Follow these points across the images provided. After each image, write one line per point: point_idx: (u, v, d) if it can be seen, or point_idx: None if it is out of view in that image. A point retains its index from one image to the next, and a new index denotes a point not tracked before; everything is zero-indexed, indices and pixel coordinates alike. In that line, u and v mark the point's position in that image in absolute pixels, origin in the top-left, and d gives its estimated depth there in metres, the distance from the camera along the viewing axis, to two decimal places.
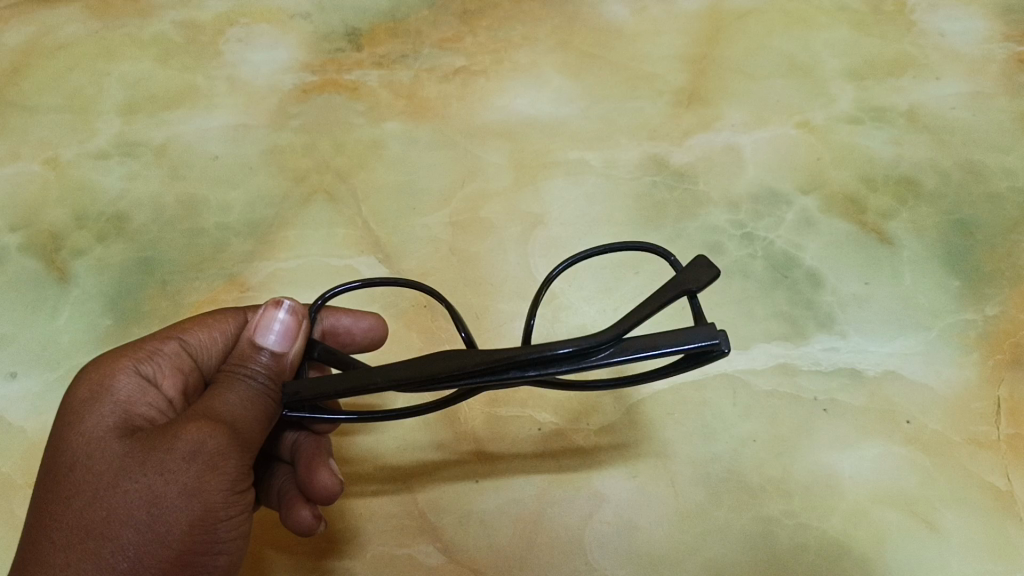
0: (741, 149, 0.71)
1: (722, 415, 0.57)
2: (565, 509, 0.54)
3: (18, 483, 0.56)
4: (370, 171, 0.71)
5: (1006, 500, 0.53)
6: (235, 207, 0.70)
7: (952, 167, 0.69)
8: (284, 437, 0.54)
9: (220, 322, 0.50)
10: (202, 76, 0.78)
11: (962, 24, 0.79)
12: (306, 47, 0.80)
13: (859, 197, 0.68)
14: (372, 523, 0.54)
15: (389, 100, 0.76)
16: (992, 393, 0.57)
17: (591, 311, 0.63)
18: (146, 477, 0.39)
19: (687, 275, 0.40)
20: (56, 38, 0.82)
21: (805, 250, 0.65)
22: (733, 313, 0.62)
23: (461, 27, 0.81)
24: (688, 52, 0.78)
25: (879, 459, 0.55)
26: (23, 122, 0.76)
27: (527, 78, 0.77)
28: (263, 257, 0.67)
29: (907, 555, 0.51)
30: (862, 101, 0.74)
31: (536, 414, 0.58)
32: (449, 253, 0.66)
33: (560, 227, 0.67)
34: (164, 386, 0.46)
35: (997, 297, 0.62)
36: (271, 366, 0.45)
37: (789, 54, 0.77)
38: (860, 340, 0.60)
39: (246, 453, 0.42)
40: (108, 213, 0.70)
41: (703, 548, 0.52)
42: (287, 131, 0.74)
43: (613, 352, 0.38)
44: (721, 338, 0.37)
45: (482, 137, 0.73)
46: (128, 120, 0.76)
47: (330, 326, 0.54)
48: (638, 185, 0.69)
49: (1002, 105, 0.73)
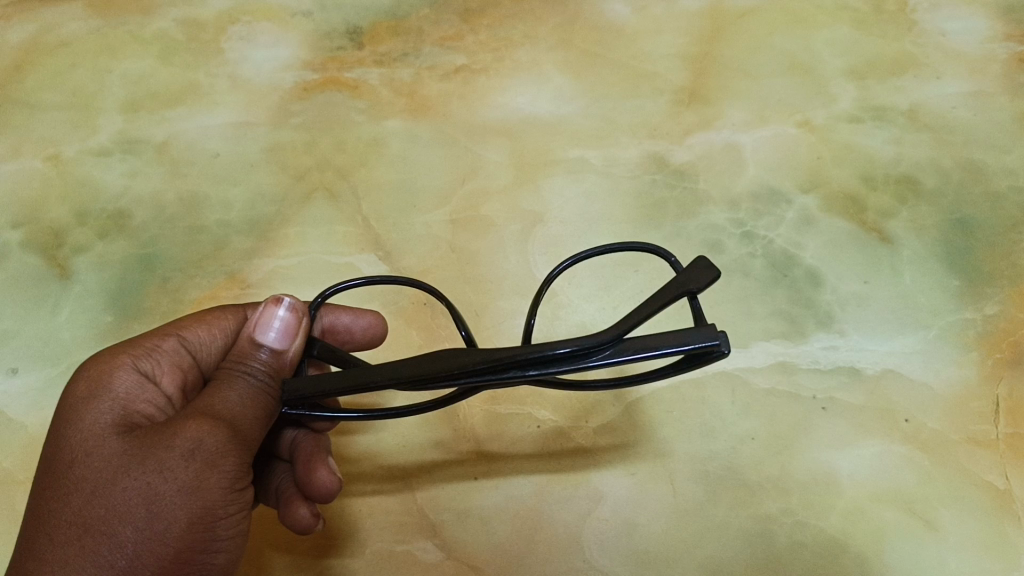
0: (741, 148, 0.71)
1: (721, 414, 0.57)
2: (563, 507, 0.54)
3: (18, 478, 0.56)
4: (371, 169, 0.71)
5: (1004, 499, 0.53)
6: (236, 204, 0.70)
7: (953, 167, 0.69)
8: (283, 436, 0.55)
9: (220, 319, 0.50)
10: (203, 74, 0.79)
11: (962, 24, 0.79)
12: (306, 45, 0.80)
13: (859, 196, 0.68)
14: (371, 519, 0.54)
15: (389, 98, 0.76)
16: (991, 393, 0.57)
17: (590, 309, 0.63)
18: (145, 475, 0.39)
19: (687, 276, 0.40)
20: (57, 35, 0.82)
21: (805, 249, 0.65)
22: (732, 312, 0.62)
23: (461, 26, 0.81)
24: (688, 51, 0.78)
25: (878, 457, 0.55)
26: (24, 119, 0.76)
27: (527, 77, 0.77)
28: (263, 255, 0.67)
29: (905, 554, 0.51)
30: (863, 100, 0.74)
31: (535, 412, 0.58)
32: (449, 251, 0.66)
33: (560, 225, 0.67)
34: (163, 382, 0.46)
35: (997, 297, 0.62)
36: (271, 363, 0.45)
37: (790, 54, 0.77)
38: (859, 339, 0.60)
39: (246, 451, 0.42)
40: (109, 210, 0.70)
41: (702, 546, 0.52)
42: (288, 129, 0.74)
43: (613, 352, 0.38)
44: (721, 339, 0.37)
45: (482, 136, 0.73)
46: (129, 117, 0.76)
47: (330, 324, 0.54)
48: (639, 183, 0.69)
49: (1002, 104, 0.73)
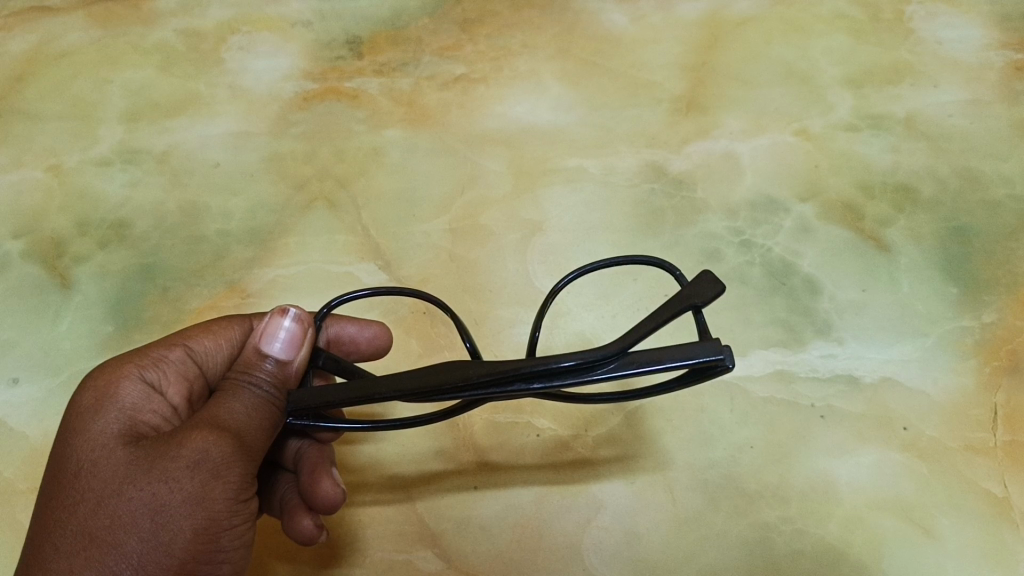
0: (739, 157, 0.71)
1: (720, 422, 0.57)
2: (563, 516, 0.54)
3: (20, 488, 0.57)
4: (370, 179, 0.72)
5: (1002, 506, 0.53)
6: (237, 213, 0.70)
7: (950, 174, 0.70)
8: (287, 446, 0.55)
9: (225, 329, 0.50)
10: (204, 84, 0.79)
11: (959, 32, 0.79)
12: (306, 55, 0.80)
13: (857, 205, 0.68)
14: (372, 529, 0.54)
15: (389, 107, 0.76)
16: (989, 400, 0.58)
17: (590, 318, 0.63)
18: (151, 486, 0.39)
19: (692, 290, 0.41)
20: (59, 46, 0.83)
21: (803, 257, 0.65)
22: (730, 320, 0.62)
23: (461, 36, 0.82)
24: (687, 60, 0.78)
25: (876, 465, 0.55)
26: (25, 130, 0.77)
27: (526, 86, 0.77)
28: (263, 264, 0.67)
29: (903, 561, 0.52)
30: (861, 108, 0.74)
31: (535, 421, 0.58)
32: (449, 260, 0.67)
33: (559, 234, 0.68)
34: (169, 393, 0.47)
35: (994, 304, 0.62)
36: (276, 374, 0.45)
37: (787, 62, 0.78)
38: (857, 347, 0.60)
39: (251, 462, 0.42)
40: (110, 220, 0.70)
41: (701, 554, 0.52)
42: (288, 139, 0.74)
43: (616, 366, 0.39)
44: (726, 353, 0.37)
45: (481, 145, 0.73)
46: (130, 127, 0.76)
47: (335, 335, 0.54)
48: (638, 192, 0.70)
49: (1000, 112, 0.73)
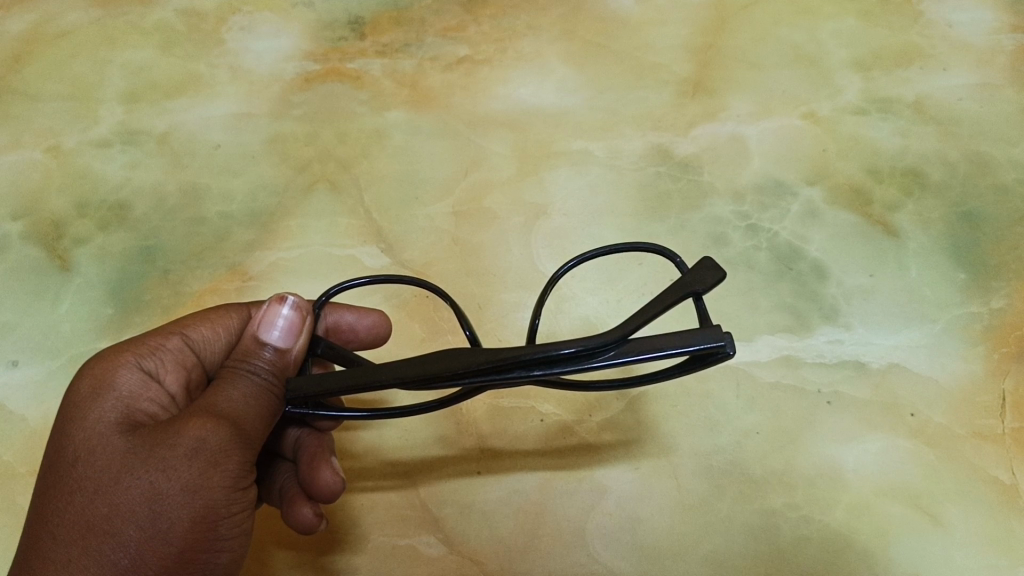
0: (746, 140, 0.70)
1: (725, 408, 0.57)
2: (566, 501, 0.54)
3: (19, 471, 0.56)
4: (372, 161, 0.71)
5: (1010, 493, 0.53)
6: (238, 196, 0.69)
7: (959, 159, 0.69)
8: (286, 434, 0.54)
9: (223, 317, 0.50)
10: (204, 64, 0.78)
11: (970, 15, 0.78)
12: (307, 36, 0.79)
13: (865, 189, 0.67)
14: (373, 514, 0.54)
15: (391, 89, 0.75)
16: (997, 386, 0.57)
17: (595, 303, 0.62)
18: (147, 474, 0.39)
19: (693, 277, 0.40)
20: (58, 26, 0.81)
21: (810, 242, 0.65)
22: (736, 305, 0.61)
23: (464, 16, 0.80)
24: (694, 42, 0.77)
25: (883, 452, 0.55)
26: (24, 110, 0.76)
27: (530, 68, 0.76)
28: (264, 247, 0.66)
29: (909, 548, 0.51)
30: (869, 92, 0.73)
31: (538, 406, 0.57)
32: (452, 244, 0.66)
33: (564, 218, 0.67)
34: (166, 381, 0.46)
35: (1003, 291, 0.61)
36: (275, 362, 0.45)
37: (795, 44, 0.77)
38: (865, 332, 0.60)
39: (249, 450, 0.42)
40: (109, 203, 0.70)
41: (706, 541, 0.52)
42: (289, 120, 0.73)
43: (617, 352, 0.38)
44: (726, 340, 0.37)
45: (484, 127, 0.72)
46: (130, 108, 0.75)
47: (334, 323, 0.53)
48: (643, 176, 0.69)
49: (1010, 96, 0.72)
